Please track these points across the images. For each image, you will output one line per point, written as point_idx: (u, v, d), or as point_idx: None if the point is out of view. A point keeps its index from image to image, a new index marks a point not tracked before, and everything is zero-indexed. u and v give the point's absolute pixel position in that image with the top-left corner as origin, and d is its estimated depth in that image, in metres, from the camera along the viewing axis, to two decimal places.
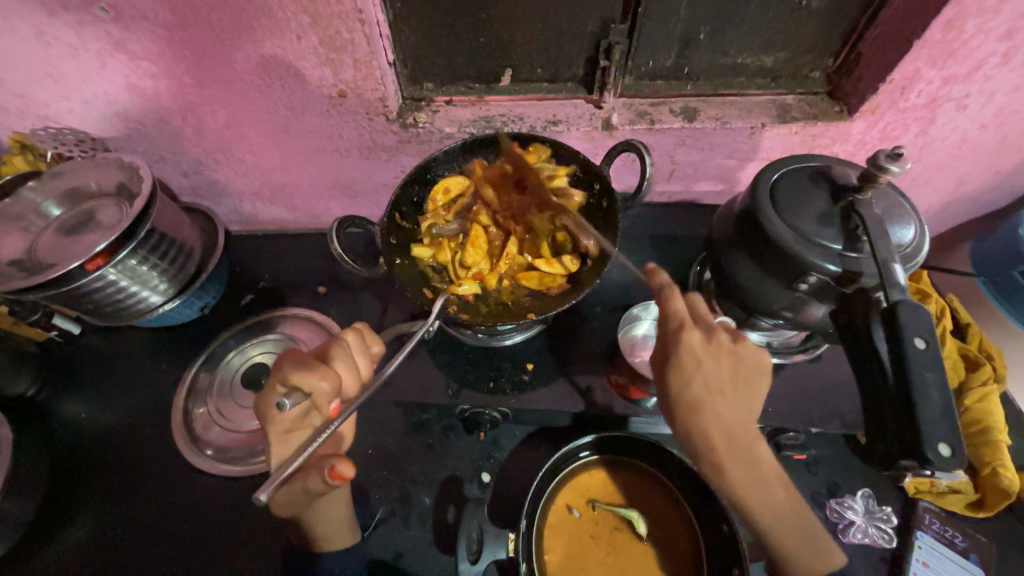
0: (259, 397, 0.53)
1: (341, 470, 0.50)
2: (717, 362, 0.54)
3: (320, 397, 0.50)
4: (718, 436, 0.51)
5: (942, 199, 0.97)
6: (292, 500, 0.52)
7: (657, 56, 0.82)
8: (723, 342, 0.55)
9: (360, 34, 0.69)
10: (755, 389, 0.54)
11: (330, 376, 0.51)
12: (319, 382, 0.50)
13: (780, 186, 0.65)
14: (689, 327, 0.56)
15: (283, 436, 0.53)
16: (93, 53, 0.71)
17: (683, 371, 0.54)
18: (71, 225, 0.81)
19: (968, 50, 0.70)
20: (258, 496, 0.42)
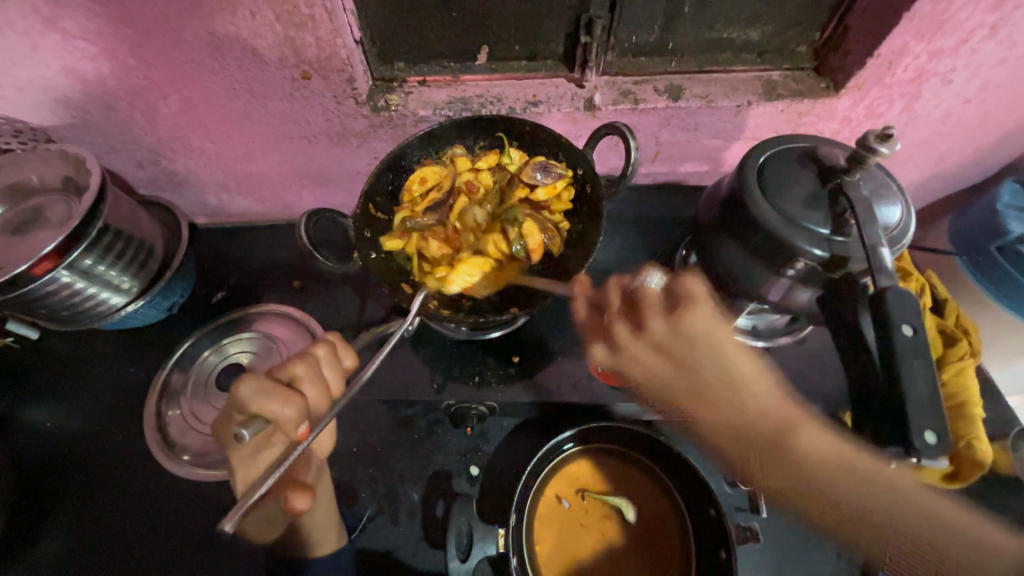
0: (219, 421, 0.53)
1: (293, 505, 0.51)
2: (641, 359, 0.65)
3: (285, 423, 0.49)
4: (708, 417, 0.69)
5: (924, 175, 0.97)
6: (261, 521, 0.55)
7: (640, 31, 0.78)
8: (630, 341, 0.64)
9: (321, 9, 0.64)
10: (710, 351, 0.63)
11: (295, 400, 0.50)
12: (284, 409, 0.49)
13: (767, 169, 0.63)
14: (594, 345, 0.69)
15: (250, 459, 0.54)
16: (22, 33, 0.64)
17: (647, 368, 0.66)
18: (17, 224, 0.75)
19: (957, 22, 0.68)
20: (224, 526, 0.41)
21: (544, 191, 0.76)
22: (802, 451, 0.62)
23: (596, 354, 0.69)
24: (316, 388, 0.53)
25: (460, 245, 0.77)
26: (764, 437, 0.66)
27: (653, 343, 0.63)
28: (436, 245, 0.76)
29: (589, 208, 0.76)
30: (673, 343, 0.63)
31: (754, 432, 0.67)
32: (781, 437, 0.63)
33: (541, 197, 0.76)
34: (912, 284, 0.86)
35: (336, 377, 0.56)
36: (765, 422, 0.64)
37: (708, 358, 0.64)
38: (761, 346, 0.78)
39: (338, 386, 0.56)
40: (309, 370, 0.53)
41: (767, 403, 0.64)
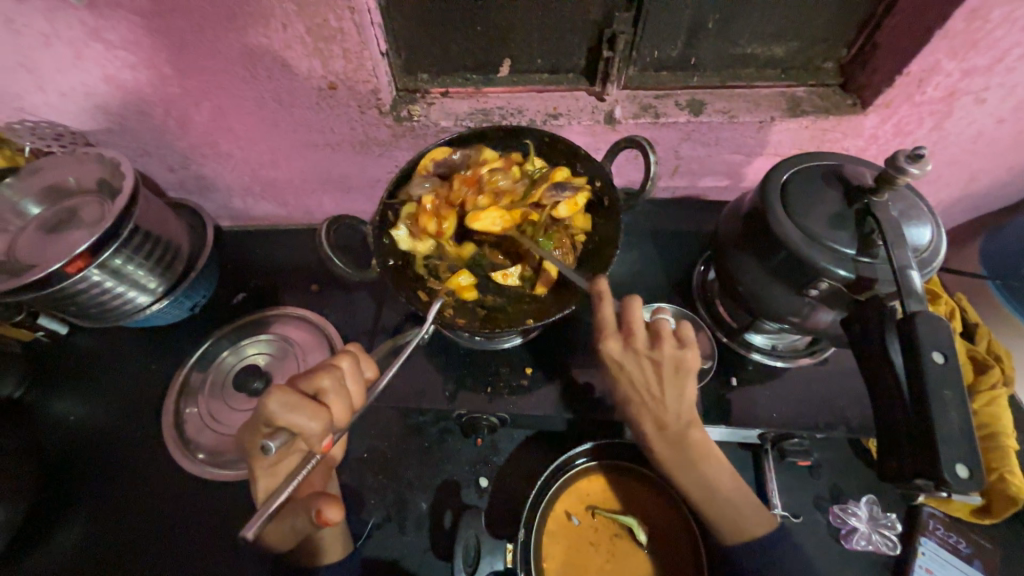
0: (245, 432, 0.52)
1: (326, 516, 0.51)
2: (641, 368, 0.60)
3: (310, 436, 0.49)
4: (648, 425, 0.62)
5: (954, 195, 0.94)
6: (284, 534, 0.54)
7: (663, 46, 0.78)
8: (640, 351, 0.60)
9: (350, 23, 0.65)
10: (680, 386, 0.60)
11: (321, 414, 0.49)
12: (310, 424, 0.48)
13: (791, 186, 0.62)
14: (606, 338, 0.60)
15: (273, 469, 0.54)
16: (67, 42, 0.67)
17: (631, 381, 0.61)
18: (53, 223, 0.78)
19: (991, 41, 0.66)
20: (245, 534, 0.41)
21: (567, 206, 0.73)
22: (701, 478, 0.61)
23: (608, 349, 0.61)
24: (342, 401, 0.52)
25: (485, 197, 0.74)
26: (676, 450, 0.61)
27: (649, 357, 0.60)
28: (462, 188, 0.74)
29: (606, 224, 0.76)
30: (666, 366, 0.59)
31: (668, 451, 0.61)
32: (705, 467, 0.61)
33: (562, 213, 0.74)
34: (941, 307, 0.83)
35: (359, 388, 0.55)
36: (694, 455, 0.61)
37: (684, 397, 0.60)
38: (781, 366, 0.76)
39: (361, 399, 0.55)
40: (335, 384, 0.52)
41: (707, 446, 0.61)
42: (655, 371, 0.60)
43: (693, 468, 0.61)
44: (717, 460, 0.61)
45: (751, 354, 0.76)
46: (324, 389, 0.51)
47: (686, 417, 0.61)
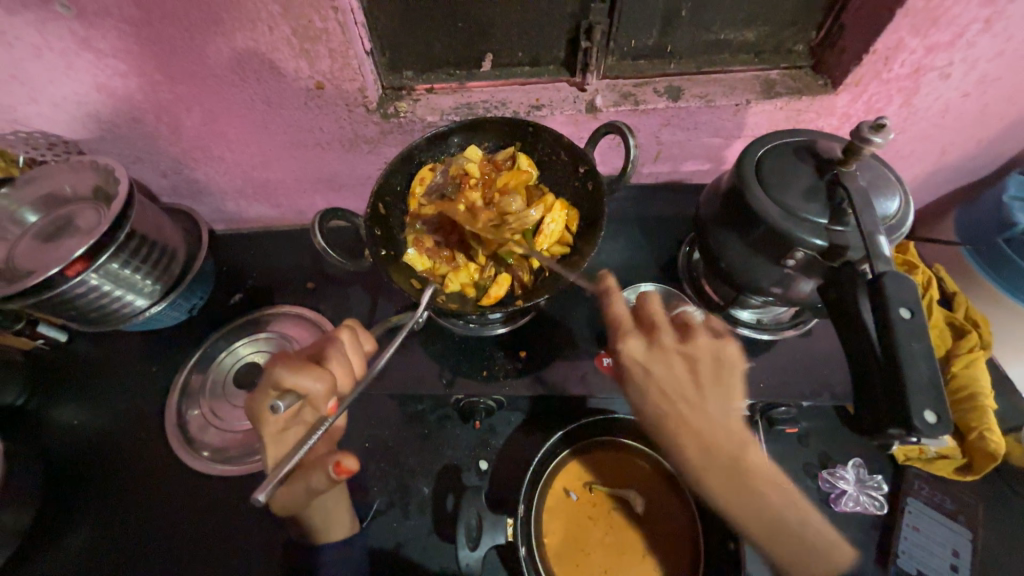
0: (252, 401, 0.56)
1: (344, 466, 0.53)
2: (669, 366, 0.64)
3: (316, 397, 0.52)
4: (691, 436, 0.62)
5: (928, 169, 0.97)
6: (294, 497, 0.56)
7: (639, 35, 0.80)
8: (667, 346, 0.64)
9: (333, 22, 0.67)
10: (721, 381, 0.63)
11: (324, 378, 0.53)
12: (315, 385, 0.52)
13: (766, 162, 0.65)
14: (626, 337, 0.65)
15: (280, 435, 0.56)
16: (58, 53, 0.69)
17: (662, 379, 0.63)
18: (49, 231, 0.79)
19: (950, 17, 0.69)
20: (257, 497, 0.46)
21: (553, 235, 0.78)
22: (761, 505, 0.57)
23: (629, 348, 0.65)
24: (342, 366, 0.57)
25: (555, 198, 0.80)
26: (723, 467, 0.60)
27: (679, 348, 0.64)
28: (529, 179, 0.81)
29: (585, 228, 0.78)
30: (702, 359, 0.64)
31: (715, 467, 0.60)
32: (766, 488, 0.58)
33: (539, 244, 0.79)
34: (918, 277, 0.86)
35: (360, 360, 0.60)
36: (742, 468, 0.59)
37: (727, 398, 0.63)
38: (767, 339, 0.79)
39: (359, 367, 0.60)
40: (335, 351, 0.56)
41: (761, 463, 0.60)
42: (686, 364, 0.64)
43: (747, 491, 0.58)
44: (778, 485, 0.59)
45: (738, 328, 0.79)
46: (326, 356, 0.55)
47: (732, 425, 0.62)
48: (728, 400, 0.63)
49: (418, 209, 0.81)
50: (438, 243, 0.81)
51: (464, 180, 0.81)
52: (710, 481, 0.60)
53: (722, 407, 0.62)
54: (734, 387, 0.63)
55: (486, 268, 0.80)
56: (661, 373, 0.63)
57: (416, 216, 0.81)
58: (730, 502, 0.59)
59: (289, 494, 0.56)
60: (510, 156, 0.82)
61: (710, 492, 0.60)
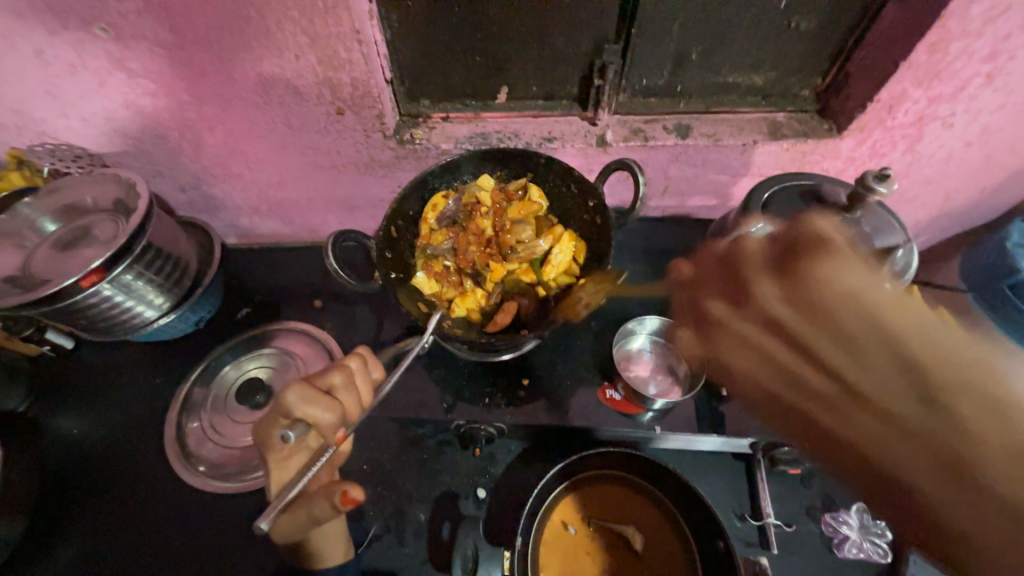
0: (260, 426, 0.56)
1: (350, 496, 0.51)
2: (728, 337, 0.77)
3: (325, 427, 0.52)
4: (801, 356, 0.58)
5: (931, 213, 0.99)
6: (294, 526, 0.54)
7: (650, 75, 0.83)
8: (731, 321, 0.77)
9: (358, 53, 0.70)
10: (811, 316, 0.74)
11: (334, 408, 0.53)
12: (325, 415, 0.52)
13: (772, 207, 0.71)
14: (680, 330, 0.81)
15: (283, 462, 0.55)
16: (92, 71, 0.72)
17: (743, 353, 0.76)
18: (67, 241, 0.80)
19: (953, 71, 0.72)
20: (258, 525, 0.45)
21: (560, 266, 0.79)
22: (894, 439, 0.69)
23: (686, 344, 0.80)
24: (352, 396, 0.56)
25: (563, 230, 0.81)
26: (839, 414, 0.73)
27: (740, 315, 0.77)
28: (536, 208, 0.82)
29: (591, 261, 0.79)
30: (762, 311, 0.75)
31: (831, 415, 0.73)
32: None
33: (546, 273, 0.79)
34: None
35: (369, 389, 0.58)
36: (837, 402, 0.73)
37: (830, 320, 0.73)
38: None
39: (370, 397, 0.58)
40: (346, 380, 0.55)
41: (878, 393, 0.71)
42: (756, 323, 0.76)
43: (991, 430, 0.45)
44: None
45: None
46: (337, 386, 0.54)
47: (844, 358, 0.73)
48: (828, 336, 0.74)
49: (427, 234, 0.82)
50: (445, 267, 0.82)
51: (475, 209, 0.82)
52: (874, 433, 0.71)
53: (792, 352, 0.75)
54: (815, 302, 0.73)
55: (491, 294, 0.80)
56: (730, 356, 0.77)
57: (426, 240, 0.82)
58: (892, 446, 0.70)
59: (289, 522, 0.54)
60: (522, 187, 0.83)
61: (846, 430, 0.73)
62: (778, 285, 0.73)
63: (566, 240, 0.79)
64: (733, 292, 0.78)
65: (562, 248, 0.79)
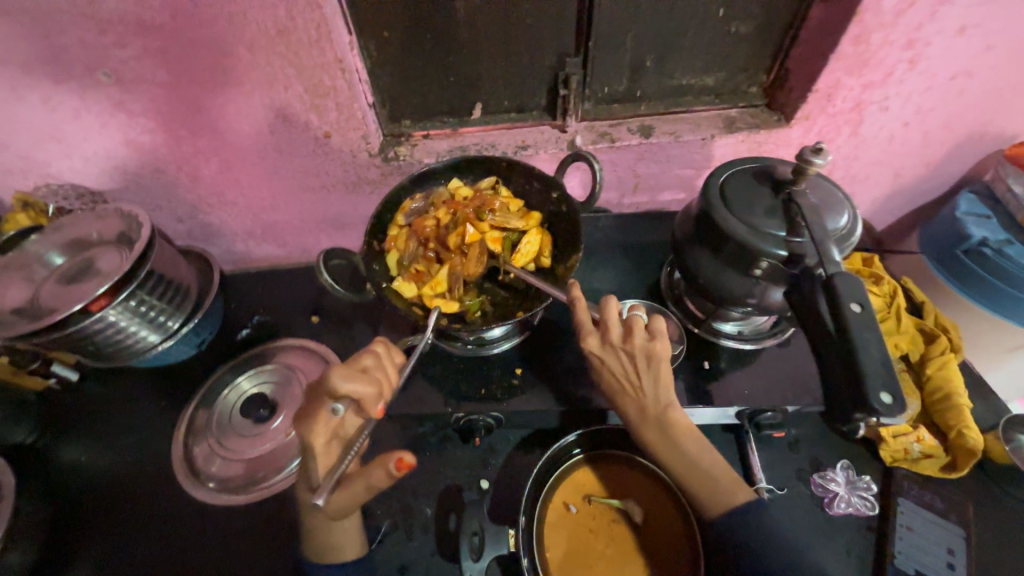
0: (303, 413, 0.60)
1: (405, 461, 0.55)
2: (615, 360, 0.69)
3: (368, 400, 0.57)
4: (630, 410, 0.68)
5: (884, 192, 1.06)
6: (351, 498, 0.58)
7: (611, 82, 0.91)
8: (616, 342, 0.68)
9: (341, 80, 0.77)
10: (655, 373, 0.67)
11: (374, 383, 0.59)
12: (366, 389, 0.57)
13: (728, 185, 0.73)
14: (586, 335, 0.70)
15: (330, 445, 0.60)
16: (95, 114, 0.77)
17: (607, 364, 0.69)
18: (72, 274, 0.84)
19: (878, 59, 0.80)
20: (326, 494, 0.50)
21: (525, 257, 0.83)
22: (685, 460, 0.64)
23: (588, 344, 0.70)
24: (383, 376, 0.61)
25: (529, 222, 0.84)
26: (657, 432, 0.67)
27: (624, 349, 0.68)
28: (503, 203, 0.85)
29: (561, 252, 0.85)
30: (638, 356, 0.67)
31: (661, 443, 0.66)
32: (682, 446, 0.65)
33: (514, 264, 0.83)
34: (884, 287, 0.91)
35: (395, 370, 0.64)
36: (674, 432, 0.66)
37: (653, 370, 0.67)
38: (751, 349, 0.83)
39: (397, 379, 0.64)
40: (376, 362, 0.61)
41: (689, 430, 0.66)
42: (632, 363, 0.67)
43: (711, 485, 0.63)
44: (700, 437, 0.66)
45: (721, 340, 0.84)
46: (370, 366, 0.60)
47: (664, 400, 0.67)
48: (653, 383, 0.67)
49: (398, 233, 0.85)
50: (419, 265, 0.83)
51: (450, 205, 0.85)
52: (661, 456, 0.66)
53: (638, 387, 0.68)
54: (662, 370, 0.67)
55: (471, 265, 0.81)
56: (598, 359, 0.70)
57: (396, 244, 0.84)
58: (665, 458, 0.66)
59: (347, 496, 0.58)
60: (491, 185, 0.88)
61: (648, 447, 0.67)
62: (648, 337, 0.68)
63: (531, 234, 0.83)
64: (617, 334, 0.69)
65: (529, 241, 0.83)
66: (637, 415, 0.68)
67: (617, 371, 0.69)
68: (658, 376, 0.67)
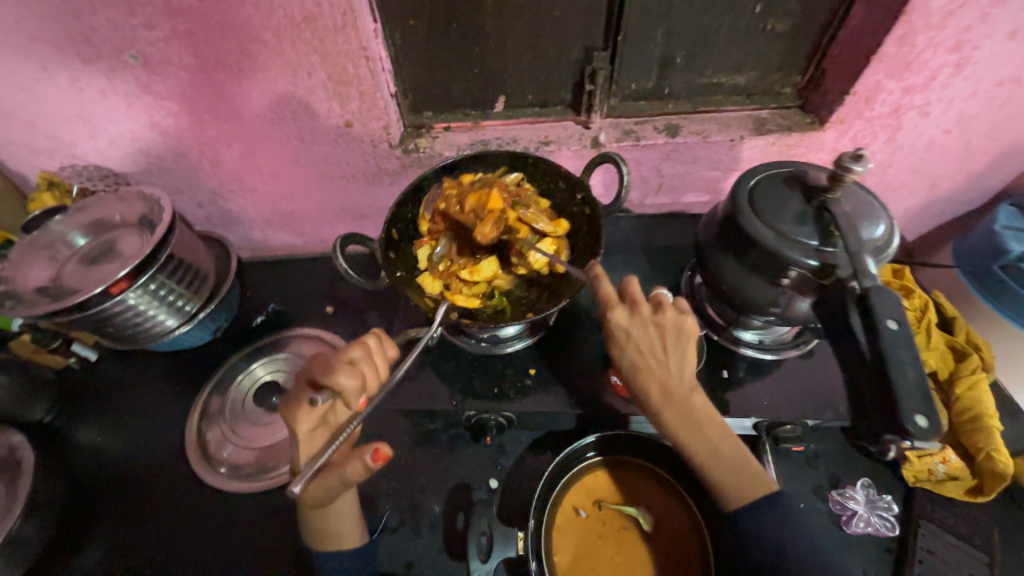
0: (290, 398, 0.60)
1: (381, 452, 0.54)
2: (645, 333, 0.65)
3: (349, 393, 0.56)
4: (654, 391, 0.65)
5: (919, 201, 1.02)
6: (329, 489, 0.58)
7: (638, 78, 0.88)
8: (646, 314, 0.65)
9: (365, 69, 0.75)
10: (682, 351, 0.65)
11: (357, 375, 0.57)
12: (348, 381, 0.55)
13: (757, 190, 0.70)
14: (615, 306, 0.66)
15: (311, 433, 0.59)
16: (121, 96, 0.78)
17: (633, 339, 0.65)
18: (94, 255, 0.85)
19: (922, 62, 0.76)
20: (292, 487, 0.50)
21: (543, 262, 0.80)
22: (706, 441, 0.63)
23: (615, 314, 0.65)
24: (371, 369, 0.60)
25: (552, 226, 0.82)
26: (678, 412, 0.64)
27: (655, 322, 0.65)
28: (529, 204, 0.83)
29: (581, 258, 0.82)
30: (669, 331, 0.64)
31: (683, 423, 0.64)
32: (705, 430, 0.64)
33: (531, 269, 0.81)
34: (914, 300, 0.88)
35: (385, 364, 0.62)
36: (695, 414, 0.64)
37: (681, 347, 0.65)
38: (771, 359, 0.81)
39: (386, 373, 0.62)
40: (364, 354, 0.60)
41: (710, 413, 0.65)
42: (661, 338, 0.65)
43: (738, 473, 0.62)
44: (720, 421, 0.65)
45: (741, 349, 0.82)
46: (357, 357, 0.59)
47: (687, 380, 0.65)
48: (679, 361, 0.65)
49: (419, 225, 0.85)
50: (449, 263, 0.82)
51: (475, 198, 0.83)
52: (681, 437, 0.64)
53: (664, 364, 0.64)
54: (688, 349, 0.65)
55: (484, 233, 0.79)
56: (625, 332, 0.65)
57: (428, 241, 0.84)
58: (683, 439, 0.64)
59: (326, 484, 0.57)
60: (517, 182, 0.86)
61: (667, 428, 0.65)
62: (677, 313, 0.66)
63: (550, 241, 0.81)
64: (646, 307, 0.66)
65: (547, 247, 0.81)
66: (660, 393, 0.65)
67: (644, 346, 0.65)
68: (685, 353, 0.65)
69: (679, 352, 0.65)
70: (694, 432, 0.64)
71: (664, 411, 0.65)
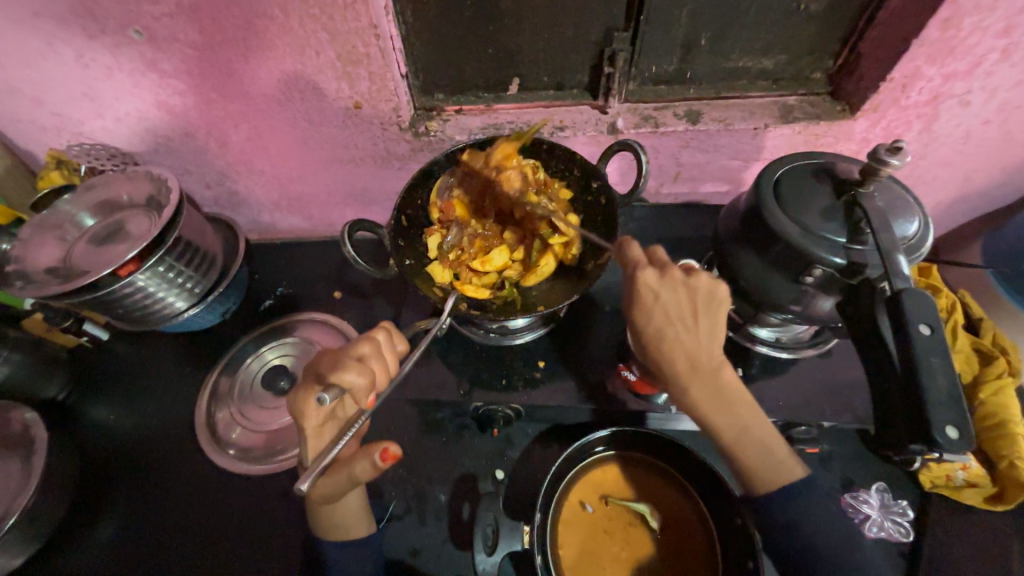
0: (297, 395, 0.59)
1: (390, 452, 0.53)
2: (676, 296, 0.59)
3: (358, 391, 0.55)
4: (681, 363, 0.59)
5: (950, 195, 0.97)
6: (338, 486, 0.57)
7: (660, 61, 0.84)
8: (677, 276, 0.60)
9: (375, 48, 0.73)
10: (713, 319, 0.59)
11: (366, 372, 0.56)
12: (358, 379, 0.54)
13: (783, 181, 0.67)
14: (644, 265, 0.60)
15: (319, 429, 0.59)
16: (127, 73, 0.76)
17: (661, 303, 0.59)
18: (102, 235, 0.84)
19: (966, 47, 0.71)
20: (299, 486, 0.49)
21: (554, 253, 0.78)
22: (736, 422, 0.58)
23: (644, 274, 0.59)
24: (380, 365, 0.59)
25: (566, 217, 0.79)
26: (708, 389, 0.58)
27: (686, 285, 0.60)
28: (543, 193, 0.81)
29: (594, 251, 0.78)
30: (701, 296, 0.59)
31: (713, 401, 0.58)
32: (735, 409, 0.58)
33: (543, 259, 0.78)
34: (941, 300, 0.84)
35: (394, 359, 0.61)
36: (726, 392, 0.58)
37: (712, 315, 0.59)
38: (786, 357, 0.78)
39: (395, 368, 0.62)
40: (373, 350, 0.59)
41: (740, 391, 0.59)
42: (691, 302, 0.59)
43: (765, 453, 0.58)
44: (751, 402, 0.59)
45: (756, 346, 0.78)
46: (366, 354, 0.58)
47: (717, 353, 0.59)
48: (710, 330, 0.59)
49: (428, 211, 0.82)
50: (460, 253, 0.81)
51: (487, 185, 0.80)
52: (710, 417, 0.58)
53: (695, 331, 0.59)
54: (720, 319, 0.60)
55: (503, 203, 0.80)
56: (655, 295, 0.59)
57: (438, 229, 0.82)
58: (712, 419, 0.58)
59: (335, 481, 0.57)
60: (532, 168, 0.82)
61: (694, 407, 0.59)
62: (709, 278, 0.60)
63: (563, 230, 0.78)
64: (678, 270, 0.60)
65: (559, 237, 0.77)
66: (690, 366, 0.59)
67: (675, 312, 0.59)
68: (716, 322, 0.59)
69: (711, 321, 0.59)
70: (724, 412, 0.58)
71: (693, 387, 0.58)
